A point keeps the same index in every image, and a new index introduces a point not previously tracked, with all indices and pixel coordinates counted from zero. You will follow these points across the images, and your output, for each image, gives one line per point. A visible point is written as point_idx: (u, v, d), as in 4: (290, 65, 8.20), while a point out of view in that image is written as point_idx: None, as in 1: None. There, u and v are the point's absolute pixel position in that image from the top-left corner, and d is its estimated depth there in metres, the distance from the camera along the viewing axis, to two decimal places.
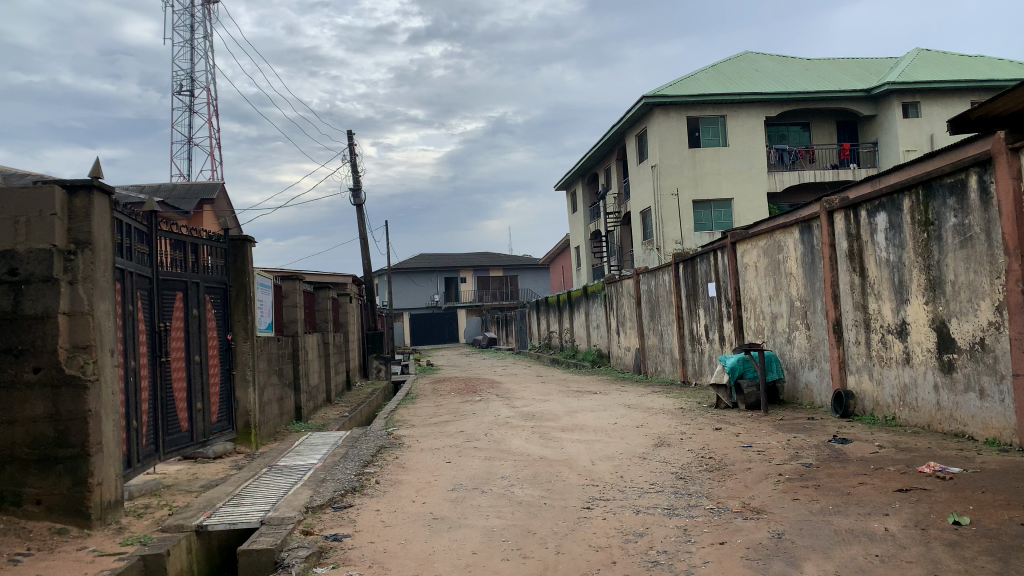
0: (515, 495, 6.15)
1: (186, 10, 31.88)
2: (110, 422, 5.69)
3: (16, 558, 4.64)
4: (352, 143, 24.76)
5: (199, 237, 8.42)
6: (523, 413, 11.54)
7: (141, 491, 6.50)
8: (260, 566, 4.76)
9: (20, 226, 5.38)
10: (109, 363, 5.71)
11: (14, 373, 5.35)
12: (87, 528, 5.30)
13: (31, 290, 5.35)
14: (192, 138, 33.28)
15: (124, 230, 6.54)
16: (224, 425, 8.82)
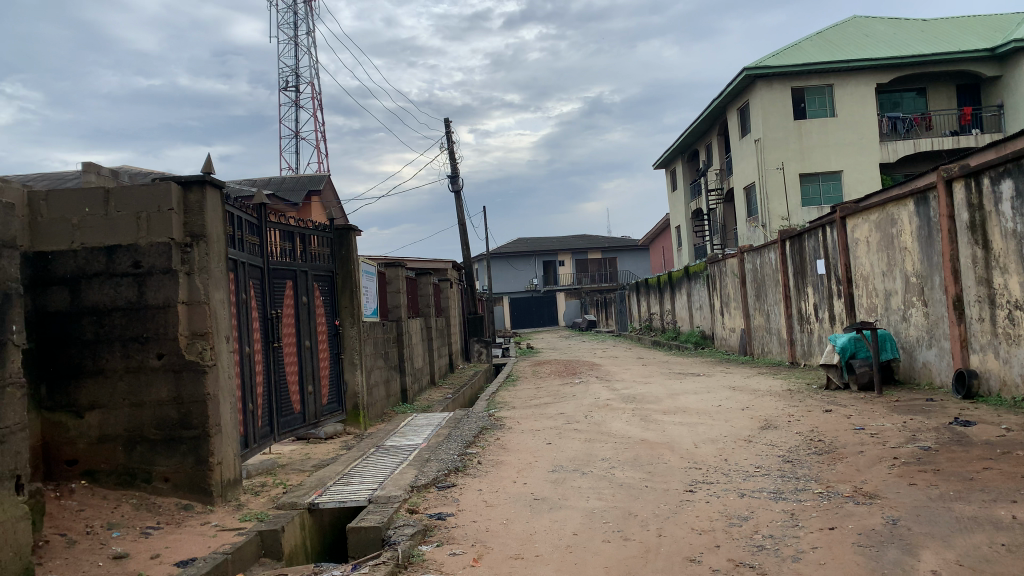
0: (616, 477, 6.13)
1: (290, 8, 32.94)
2: (227, 404, 6.02)
3: (147, 531, 5.00)
4: (449, 130, 25.07)
5: (306, 227, 8.74)
6: (625, 395, 11.49)
7: (257, 470, 6.87)
8: (368, 543, 4.93)
9: (141, 220, 5.71)
10: (225, 348, 6.05)
11: (140, 359, 5.72)
12: (210, 505, 5.66)
13: (154, 281, 5.70)
14: (298, 132, 34.67)
15: (235, 222, 6.88)
16: (335, 407, 9.18)
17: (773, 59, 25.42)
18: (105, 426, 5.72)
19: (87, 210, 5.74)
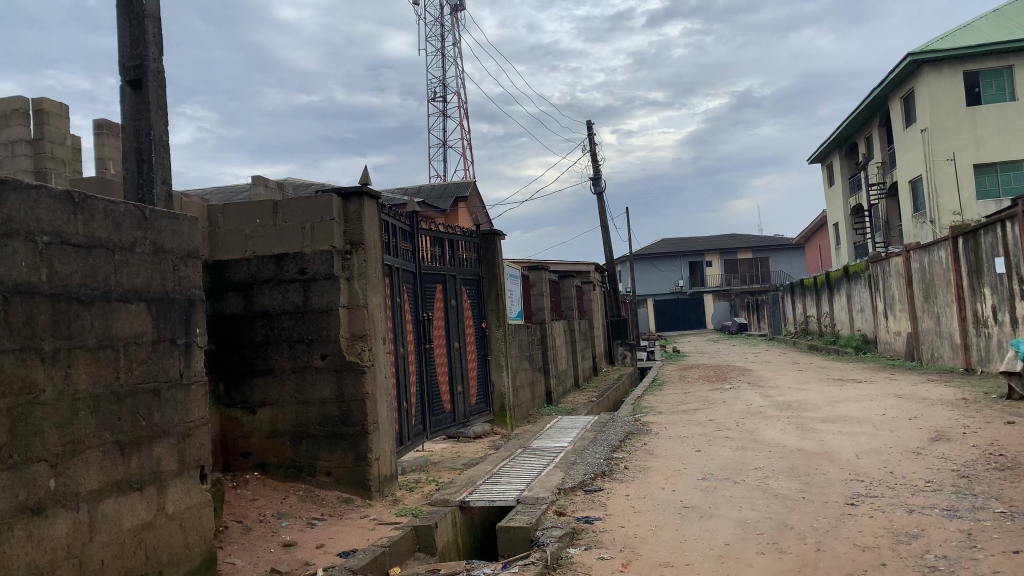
0: (770, 487, 5.89)
1: (436, 20, 34.01)
2: (384, 403, 6.31)
3: (313, 521, 5.32)
4: (592, 132, 25.04)
5: (455, 233, 9.02)
6: (778, 402, 11.02)
7: (411, 467, 7.15)
8: (517, 542, 5.01)
9: (306, 229, 6.09)
10: (382, 349, 6.34)
11: (306, 359, 6.10)
12: (369, 499, 5.96)
13: (318, 287, 6.06)
14: (445, 141, 35.76)
15: (389, 230, 7.20)
16: (483, 407, 9.39)
17: (942, 41, 23.62)
18: (275, 422, 6.14)
19: (259, 222, 6.20)
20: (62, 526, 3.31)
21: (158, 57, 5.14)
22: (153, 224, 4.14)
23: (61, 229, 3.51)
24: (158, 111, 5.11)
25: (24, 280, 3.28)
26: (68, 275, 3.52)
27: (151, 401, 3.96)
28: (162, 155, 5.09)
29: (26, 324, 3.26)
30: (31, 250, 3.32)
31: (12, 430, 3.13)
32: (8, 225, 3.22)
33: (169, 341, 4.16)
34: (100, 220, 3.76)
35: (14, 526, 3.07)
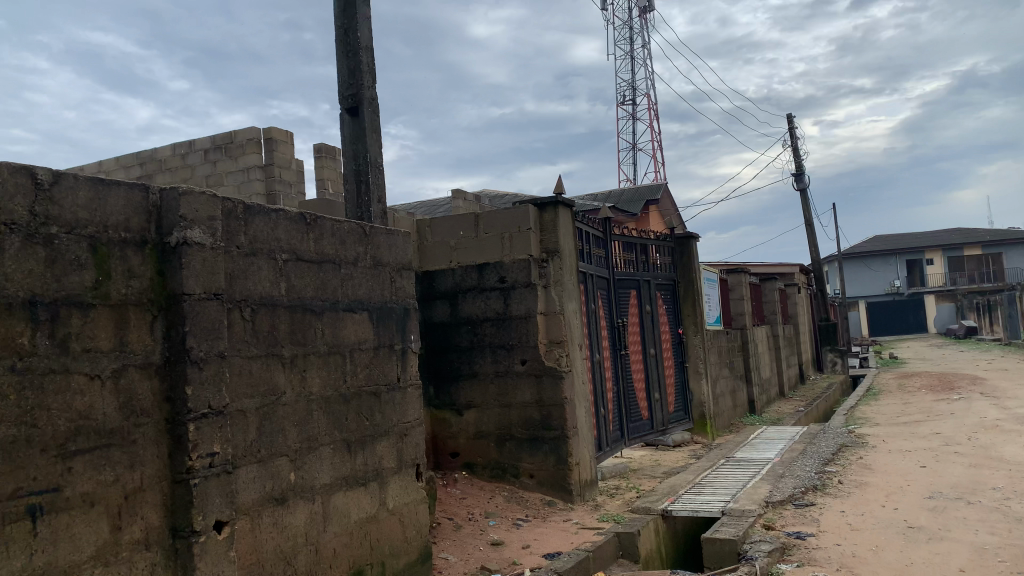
0: (1013, 511, 5.29)
1: (625, 24, 33.98)
2: (582, 408, 6.39)
3: (518, 522, 5.50)
4: (793, 125, 23.80)
5: (649, 238, 8.94)
6: (1020, 415, 9.86)
7: (611, 474, 7.18)
8: (724, 555, 4.87)
9: (505, 239, 6.32)
10: (579, 355, 6.43)
11: (507, 364, 6.31)
12: (570, 503, 6.06)
13: (517, 294, 6.26)
14: (636, 145, 35.58)
15: (584, 237, 7.29)
16: (682, 415, 9.23)
17: None
18: (480, 424, 6.41)
19: (462, 233, 6.50)
20: (301, 515, 3.67)
21: (372, 85, 5.56)
22: (372, 240, 4.48)
23: (296, 247, 3.89)
24: (373, 135, 5.53)
25: (267, 293, 3.67)
26: (302, 288, 3.90)
27: (372, 403, 4.28)
28: (376, 175, 5.50)
29: (270, 332, 3.65)
30: (272, 266, 3.72)
31: (260, 427, 3.51)
32: (253, 245, 3.62)
33: (387, 347, 4.48)
34: (328, 238, 4.13)
35: (263, 512, 3.45)
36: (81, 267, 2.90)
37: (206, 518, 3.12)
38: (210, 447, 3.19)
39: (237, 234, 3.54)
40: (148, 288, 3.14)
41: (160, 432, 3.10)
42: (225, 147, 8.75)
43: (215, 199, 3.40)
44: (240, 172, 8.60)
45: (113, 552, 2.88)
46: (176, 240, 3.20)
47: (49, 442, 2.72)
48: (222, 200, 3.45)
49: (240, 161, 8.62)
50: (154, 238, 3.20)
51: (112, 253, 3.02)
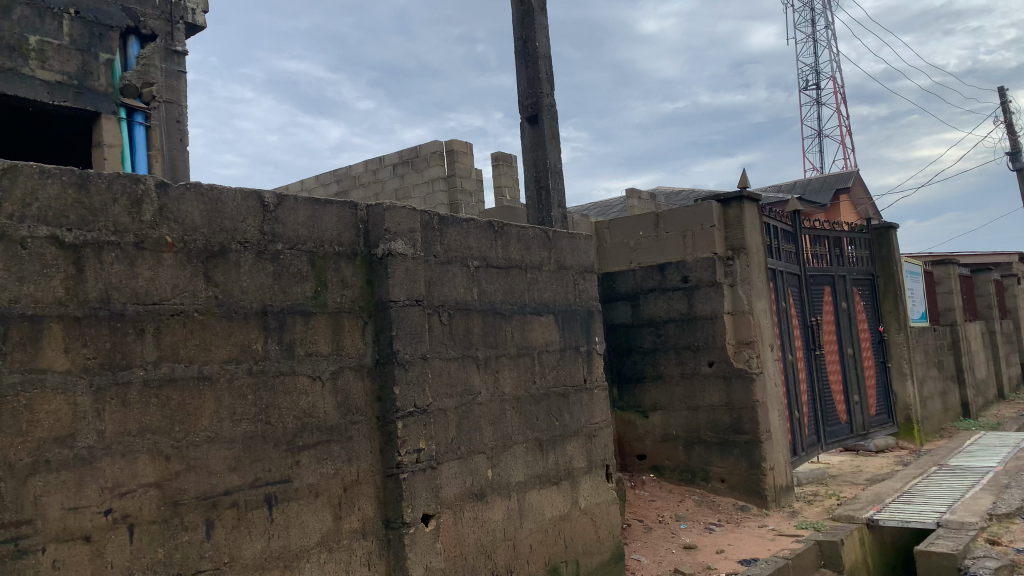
0: None
1: (806, 5, 32.22)
2: (775, 411, 6.15)
3: (711, 526, 5.38)
4: (1005, 98, 21.49)
5: (842, 230, 8.44)
6: None
7: (808, 479, 6.84)
8: (941, 570, 4.51)
9: (688, 238, 6.21)
10: (770, 356, 6.19)
11: (694, 366, 6.19)
12: (765, 508, 5.85)
13: (702, 294, 6.13)
14: (822, 132, 33.61)
15: (771, 233, 7.01)
16: (885, 419, 8.62)
17: None
18: (667, 426, 6.34)
19: (642, 234, 6.46)
20: (499, 511, 3.82)
21: (551, 92, 5.68)
22: (556, 244, 4.57)
23: (486, 254, 4.06)
24: (553, 141, 5.64)
25: (462, 298, 3.85)
26: (493, 293, 4.06)
27: (562, 403, 4.37)
28: (557, 180, 5.60)
29: (465, 336, 3.83)
30: (465, 273, 3.90)
31: (460, 425, 3.70)
32: (448, 253, 3.82)
33: (574, 348, 4.55)
34: (515, 244, 4.27)
35: (464, 507, 3.62)
36: (302, 279, 3.20)
37: (415, 511, 3.33)
38: (416, 444, 3.40)
39: (434, 243, 3.75)
40: (358, 297, 3.40)
41: (372, 430, 3.35)
42: (410, 161, 9.25)
43: (414, 211, 3.63)
44: (425, 184, 9.06)
45: (336, 539, 3.14)
46: (382, 251, 3.44)
47: (280, 437, 3.02)
48: (420, 213, 3.67)
49: (424, 173, 9.08)
50: (362, 250, 3.46)
51: (327, 265, 3.30)
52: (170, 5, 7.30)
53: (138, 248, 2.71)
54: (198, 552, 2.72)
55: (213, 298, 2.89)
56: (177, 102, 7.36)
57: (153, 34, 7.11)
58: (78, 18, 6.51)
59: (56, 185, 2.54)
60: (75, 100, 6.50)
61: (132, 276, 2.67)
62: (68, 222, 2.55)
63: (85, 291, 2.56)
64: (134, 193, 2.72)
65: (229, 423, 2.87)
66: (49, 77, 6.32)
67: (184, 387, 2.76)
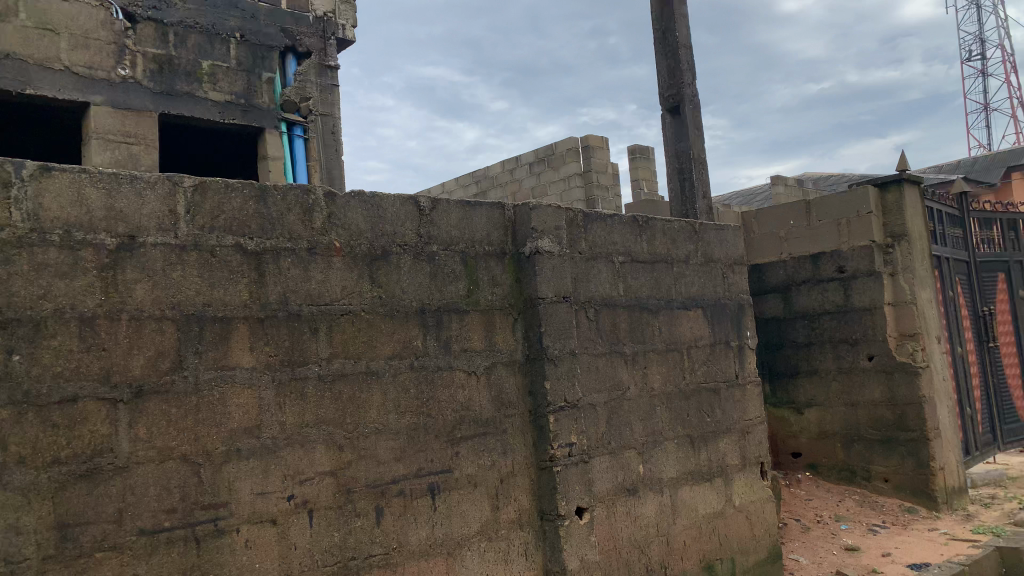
0: None
1: None
2: (944, 407, 5.77)
3: (875, 528, 5.12)
4: None
5: (1016, 212, 7.78)
6: None
7: (983, 481, 6.36)
8: None
9: (842, 226, 5.93)
10: (937, 349, 5.81)
11: (852, 360, 5.90)
12: (935, 511, 5.51)
13: (859, 284, 5.84)
14: (989, 105, 30.96)
15: (936, 217, 6.56)
16: None
17: None
18: (823, 423, 6.07)
19: (792, 223, 6.23)
20: (652, 506, 3.81)
21: (693, 82, 5.58)
22: (703, 236, 4.50)
23: (631, 249, 4.06)
24: (696, 132, 5.54)
25: (609, 294, 3.88)
26: (639, 288, 4.05)
27: (713, 399, 4.30)
28: (701, 172, 5.50)
29: (613, 331, 3.85)
30: (611, 269, 3.92)
31: (610, 421, 3.72)
32: (593, 249, 3.85)
33: (724, 343, 4.46)
34: (660, 238, 4.24)
35: (617, 501, 3.65)
36: (456, 278, 3.33)
37: (569, 503, 3.39)
38: (568, 438, 3.46)
39: (580, 240, 3.79)
40: (509, 294, 3.50)
41: (526, 423, 3.44)
42: (547, 158, 9.35)
43: (560, 209, 3.69)
44: (562, 180, 9.13)
45: (494, 528, 3.26)
46: (530, 249, 3.52)
47: (441, 430, 3.17)
48: (565, 210, 3.72)
49: (561, 170, 9.15)
50: (511, 249, 3.56)
51: (478, 265, 3.41)
52: (323, 23, 7.74)
53: (310, 253, 2.91)
54: (369, 537, 2.90)
55: (376, 298, 3.07)
56: (331, 114, 7.86)
57: (308, 52, 7.56)
58: (244, 41, 7.04)
59: (239, 198, 2.78)
60: (242, 118, 7.03)
61: (304, 279, 2.88)
62: (250, 231, 2.79)
63: (266, 294, 2.79)
64: (305, 203, 2.93)
65: (394, 416, 3.04)
66: (219, 98, 6.87)
67: (353, 382, 2.95)
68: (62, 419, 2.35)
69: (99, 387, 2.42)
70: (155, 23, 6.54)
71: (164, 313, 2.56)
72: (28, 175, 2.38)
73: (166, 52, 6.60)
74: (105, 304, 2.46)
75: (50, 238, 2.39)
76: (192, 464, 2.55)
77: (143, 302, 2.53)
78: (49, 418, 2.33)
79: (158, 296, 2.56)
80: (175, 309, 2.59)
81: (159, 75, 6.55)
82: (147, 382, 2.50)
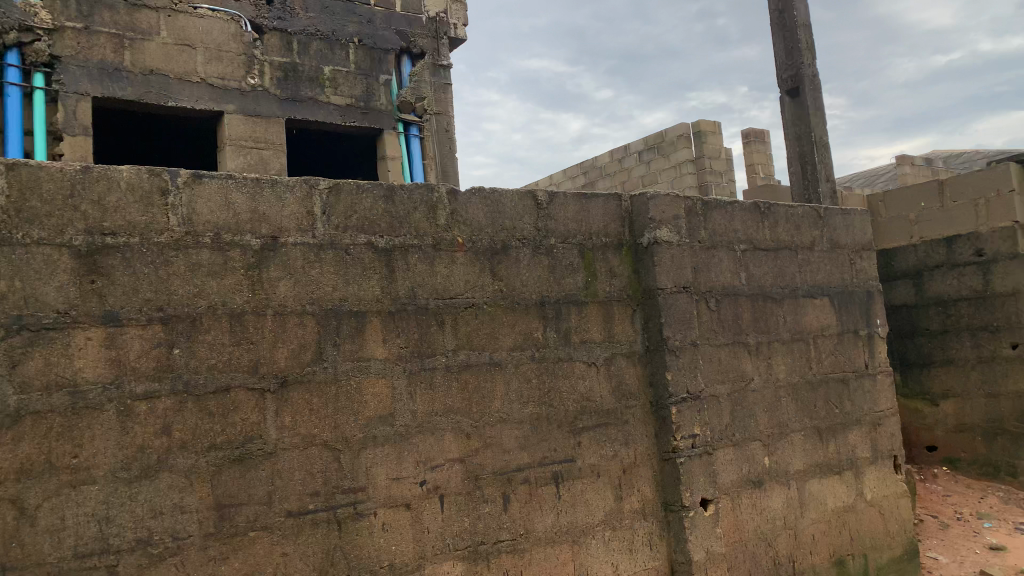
0: None
1: None
2: None
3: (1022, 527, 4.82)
4: None
5: None
6: None
7: None
8: None
9: (980, 206, 5.62)
10: None
11: (993, 349, 5.56)
12: None
13: (1000, 268, 5.52)
14: None
15: None
16: None
17: None
18: (961, 415, 5.75)
19: (924, 204, 5.91)
20: (779, 499, 3.74)
21: (812, 61, 5.38)
22: (828, 222, 4.36)
23: (752, 237, 3.97)
24: (817, 113, 5.35)
25: (730, 283, 3.82)
26: (762, 277, 3.97)
27: (841, 390, 4.16)
28: (823, 154, 5.31)
29: (735, 322, 3.79)
30: (732, 258, 3.85)
31: (733, 412, 3.67)
32: (713, 238, 3.80)
33: (852, 332, 4.31)
34: (783, 225, 4.13)
35: (742, 493, 3.59)
36: (575, 270, 3.36)
37: (693, 495, 3.37)
38: (691, 429, 3.44)
39: (699, 229, 3.74)
40: (628, 285, 3.51)
41: (648, 414, 3.44)
42: (658, 146, 9.24)
43: (678, 198, 3.65)
44: (674, 168, 9.00)
45: (618, 518, 3.28)
46: (648, 240, 3.51)
47: (563, 420, 3.22)
48: (683, 199, 3.69)
49: (671, 157, 9.01)
50: (629, 240, 3.56)
51: (597, 257, 3.44)
52: (436, 23, 7.92)
53: (435, 249, 3.02)
54: (498, 523, 2.99)
55: (498, 292, 3.15)
56: (445, 113, 7.94)
57: (423, 52, 7.76)
58: (361, 45, 7.33)
59: (368, 198, 2.92)
60: (363, 120, 7.32)
61: (431, 274, 3.00)
62: (379, 229, 2.91)
63: (395, 289, 2.91)
64: (429, 200, 3.04)
65: (518, 406, 3.11)
66: (341, 102, 7.18)
67: (478, 372, 3.04)
68: (218, 408, 2.54)
69: (249, 377, 2.60)
70: (281, 33, 6.91)
71: (305, 308, 2.72)
72: (182, 183, 2.58)
73: (291, 60, 6.95)
74: (252, 301, 2.64)
75: (203, 240, 2.58)
76: (333, 450, 2.71)
77: (286, 298, 2.70)
78: (206, 407, 2.52)
79: (298, 293, 2.72)
80: (314, 304, 2.74)
81: (285, 83, 6.90)
82: (291, 373, 2.67)
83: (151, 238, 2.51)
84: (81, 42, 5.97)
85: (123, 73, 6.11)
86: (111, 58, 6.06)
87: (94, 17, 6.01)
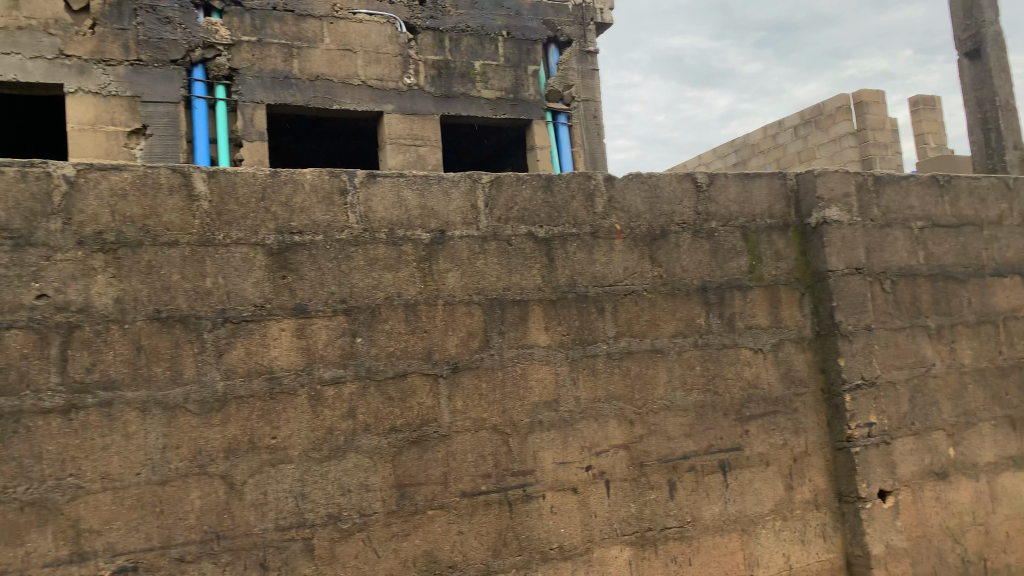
0: None
1: None
2: None
3: None
4: None
5: None
6: None
7: None
8: None
9: None
10: None
11: None
12: None
13: None
14: None
15: None
16: None
17: None
18: None
19: None
20: (967, 492, 3.50)
21: (995, 19, 4.93)
22: (1018, 193, 4.00)
23: (931, 213, 3.72)
24: (1002, 74, 4.91)
25: (908, 263, 3.59)
26: (943, 255, 3.71)
27: None
28: (1010, 119, 4.87)
29: (913, 304, 3.57)
30: (909, 235, 3.62)
31: (914, 400, 3.46)
32: (887, 216, 3.58)
33: None
34: (966, 198, 3.83)
35: (925, 486, 3.39)
36: (738, 254, 3.28)
37: (870, 486, 3.22)
38: (867, 417, 3.28)
39: (872, 206, 3.55)
40: (794, 268, 3.39)
41: (818, 401, 3.32)
42: (814, 120, 8.77)
43: (848, 174, 3.48)
44: (832, 142, 8.51)
45: (789, 508, 3.19)
46: (817, 220, 3.37)
47: (729, 408, 3.16)
48: (854, 175, 3.51)
49: (830, 131, 8.52)
50: (795, 220, 3.43)
51: (761, 239, 3.34)
52: (581, 9, 7.90)
53: (594, 237, 3.05)
54: (664, 509, 2.99)
55: (659, 278, 3.13)
56: (593, 99, 7.90)
57: (569, 40, 7.78)
58: (511, 37, 7.45)
59: (529, 189, 2.99)
60: (513, 111, 7.46)
61: (591, 262, 3.03)
62: (540, 219, 2.98)
63: (557, 277, 2.97)
64: (588, 189, 3.07)
65: (682, 393, 3.09)
66: (492, 96, 7.35)
67: (641, 359, 3.05)
68: (397, 393, 2.70)
69: (424, 363, 2.74)
70: (434, 31, 7.16)
71: (473, 297, 2.83)
72: (358, 182, 2.74)
73: (444, 57, 7.18)
74: (424, 291, 2.77)
75: (379, 236, 2.74)
76: (502, 434, 2.80)
77: (455, 288, 2.81)
78: (385, 392, 2.68)
79: (466, 283, 2.83)
80: (481, 294, 2.84)
81: (438, 80, 7.13)
82: (461, 359, 2.79)
83: (333, 235, 2.69)
84: (256, 55, 6.44)
85: (292, 80, 6.54)
86: (281, 67, 6.51)
87: (266, 30, 6.48)
